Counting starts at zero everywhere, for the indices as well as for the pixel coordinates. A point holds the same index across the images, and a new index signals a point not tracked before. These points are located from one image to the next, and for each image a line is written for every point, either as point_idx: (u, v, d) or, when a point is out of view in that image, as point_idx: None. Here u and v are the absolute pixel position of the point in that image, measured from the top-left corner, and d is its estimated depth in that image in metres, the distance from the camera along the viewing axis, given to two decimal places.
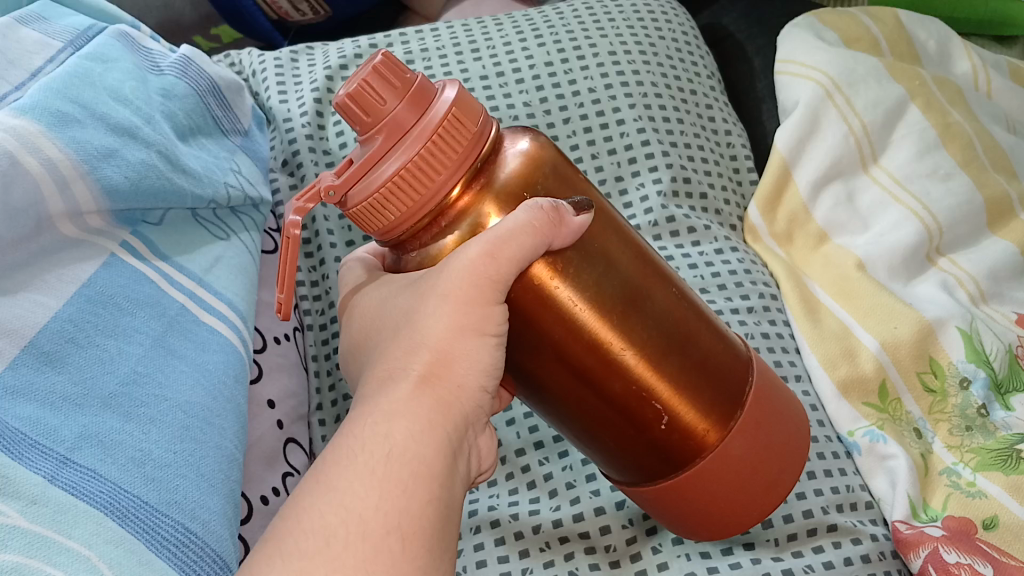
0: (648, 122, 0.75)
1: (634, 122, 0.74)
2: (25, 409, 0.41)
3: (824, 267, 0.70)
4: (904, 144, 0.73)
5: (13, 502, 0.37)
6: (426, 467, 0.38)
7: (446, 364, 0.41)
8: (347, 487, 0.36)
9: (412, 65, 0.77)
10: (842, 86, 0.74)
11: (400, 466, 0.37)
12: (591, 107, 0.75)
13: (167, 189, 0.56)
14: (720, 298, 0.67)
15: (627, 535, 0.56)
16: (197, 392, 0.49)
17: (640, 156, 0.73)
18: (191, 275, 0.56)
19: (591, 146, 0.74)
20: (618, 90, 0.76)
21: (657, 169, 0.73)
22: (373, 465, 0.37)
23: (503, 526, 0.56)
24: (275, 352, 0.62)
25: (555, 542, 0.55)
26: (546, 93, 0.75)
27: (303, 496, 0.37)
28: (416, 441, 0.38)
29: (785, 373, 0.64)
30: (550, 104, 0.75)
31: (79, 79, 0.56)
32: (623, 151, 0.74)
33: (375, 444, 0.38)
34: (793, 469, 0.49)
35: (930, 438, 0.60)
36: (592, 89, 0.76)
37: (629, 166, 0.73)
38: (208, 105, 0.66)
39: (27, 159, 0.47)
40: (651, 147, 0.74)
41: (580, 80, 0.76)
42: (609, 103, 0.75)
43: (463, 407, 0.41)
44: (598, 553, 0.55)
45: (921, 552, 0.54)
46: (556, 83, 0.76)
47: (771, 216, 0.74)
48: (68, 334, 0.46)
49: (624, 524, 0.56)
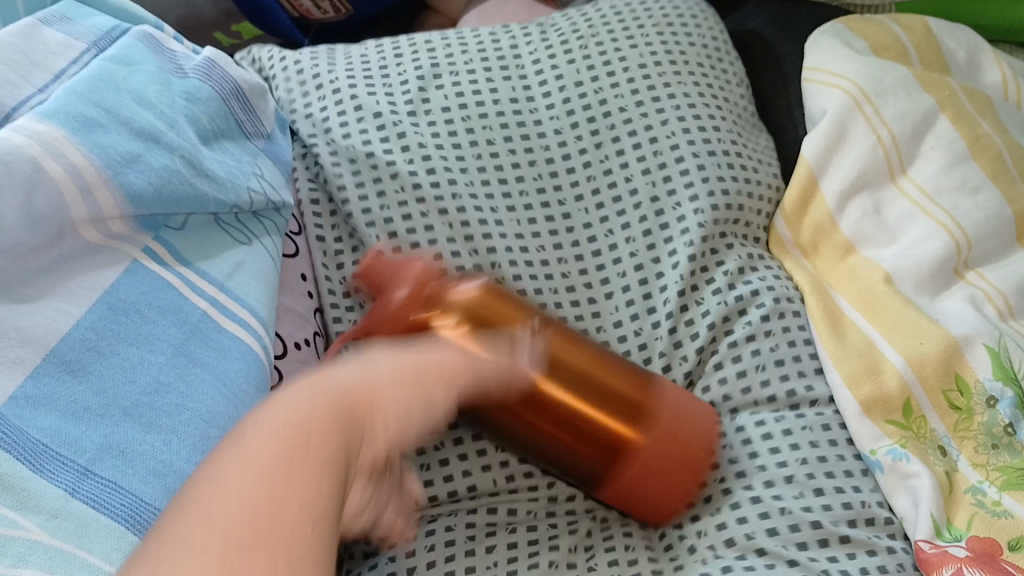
0: (682, 136, 0.74)
1: (668, 139, 0.74)
2: (46, 420, 0.42)
3: (850, 279, 0.69)
4: (933, 157, 0.71)
5: (35, 517, 0.38)
6: (313, 466, 0.32)
7: (368, 402, 0.36)
8: (228, 487, 0.30)
9: (442, 80, 0.77)
10: (870, 96, 0.73)
11: (290, 455, 0.32)
12: (623, 127, 0.75)
13: (190, 195, 0.55)
14: (744, 310, 0.66)
15: (626, 540, 0.57)
16: (218, 402, 0.48)
17: (676, 172, 0.73)
18: (213, 281, 0.56)
19: (625, 168, 0.73)
20: (650, 107, 0.76)
21: (694, 185, 0.72)
22: (254, 475, 0.31)
23: (520, 547, 0.56)
24: (296, 359, 0.62)
25: (572, 564, 0.55)
26: (576, 116, 0.76)
27: (177, 507, 0.31)
28: (325, 423, 0.34)
29: (798, 399, 0.64)
30: (581, 128, 0.76)
31: (102, 82, 0.55)
32: (657, 169, 0.73)
33: (271, 434, 0.33)
34: (700, 458, 0.57)
35: (954, 456, 0.59)
36: (623, 108, 0.76)
37: (664, 184, 0.72)
38: (232, 110, 0.65)
39: (51, 165, 0.47)
40: (685, 163, 0.73)
41: (611, 99, 0.77)
42: (641, 120, 0.75)
43: (385, 433, 0.37)
44: (613, 568, 0.55)
45: (944, 573, 0.54)
46: (587, 104, 0.76)
47: (798, 228, 0.74)
48: (90, 342, 0.46)
49: (625, 547, 0.56)
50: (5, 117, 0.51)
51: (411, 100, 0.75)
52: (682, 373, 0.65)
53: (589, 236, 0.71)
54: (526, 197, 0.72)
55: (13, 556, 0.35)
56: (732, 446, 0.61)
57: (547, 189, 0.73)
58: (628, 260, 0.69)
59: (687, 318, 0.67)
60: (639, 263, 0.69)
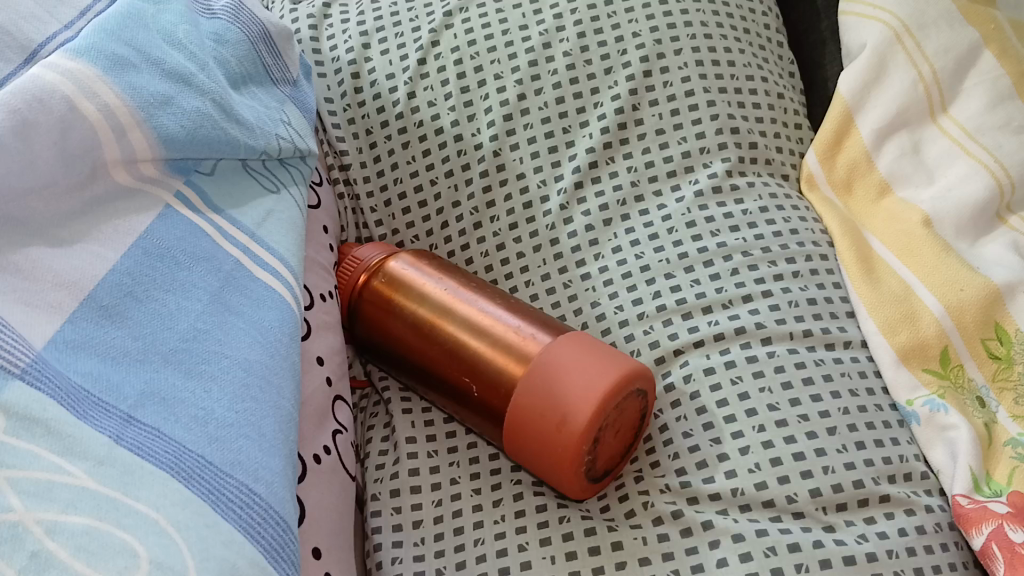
0: (696, 69, 0.70)
1: (680, 70, 0.70)
2: (86, 365, 0.41)
3: (887, 221, 0.68)
4: (975, 94, 0.70)
5: (81, 462, 0.38)
6: None
7: None
8: None
9: (463, 14, 0.73)
10: (912, 29, 0.72)
11: None
12: (635, 53, 0.70)
13: (221, 140, 0.54)
14: (781, 259, 0.64)
15: (666, 499, 0.56)
16: (256, 350, 0.47)
17: (684, 106, 0.69)
18: (244, 229, 0.54)
19: (633, 96, 0.69)
20: (664, 33, 0.71)
21: (702, 122, 0.69)
22: None
23: (549, 510, 0.56)
24: (322, 309, 0.60)
25: (603, 529, 0.55)
26: (588, 40, 0.71)
27: None
28: None
29: (833, 340, 0.61)
30: (592, 54, 0.71)
31: (132, 20, 0.54)
32: (666, 102, 0.69)
33: None
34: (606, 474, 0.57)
35: (993, 407, 0.59)
36: (637, 34, 0.71)
37: (672, 118, 0.69)
38: (260, 54, 0.62)
39: (85, 105, 0.47)
40: (696, 97, 0.69)
41: (624, 24, 0.71)
42: (654, 48, 0.70)
43: None
44: (646, 527, 0.55)
45: (983, 530, 0.53)
46: (598, 28, 0.71)
47: (830, 164, 0.71)
48: (127, 288, 0.45)
49: (663, 489, 0.56)
50: (32, 54, 0.50)
51: (419, 45, 0.72)
52: (722, 314, 0.61)
53: (614, 184, 0.67)
54: (547, 139, 0.69)
55: (61, 503, 0.36)
56: (771, 392, 0.58)
57: (568, 131, 0.69)
58: (657, 212, 0.66)
59: (722, 271, 0.63)
60: (667, 214, 0.66)
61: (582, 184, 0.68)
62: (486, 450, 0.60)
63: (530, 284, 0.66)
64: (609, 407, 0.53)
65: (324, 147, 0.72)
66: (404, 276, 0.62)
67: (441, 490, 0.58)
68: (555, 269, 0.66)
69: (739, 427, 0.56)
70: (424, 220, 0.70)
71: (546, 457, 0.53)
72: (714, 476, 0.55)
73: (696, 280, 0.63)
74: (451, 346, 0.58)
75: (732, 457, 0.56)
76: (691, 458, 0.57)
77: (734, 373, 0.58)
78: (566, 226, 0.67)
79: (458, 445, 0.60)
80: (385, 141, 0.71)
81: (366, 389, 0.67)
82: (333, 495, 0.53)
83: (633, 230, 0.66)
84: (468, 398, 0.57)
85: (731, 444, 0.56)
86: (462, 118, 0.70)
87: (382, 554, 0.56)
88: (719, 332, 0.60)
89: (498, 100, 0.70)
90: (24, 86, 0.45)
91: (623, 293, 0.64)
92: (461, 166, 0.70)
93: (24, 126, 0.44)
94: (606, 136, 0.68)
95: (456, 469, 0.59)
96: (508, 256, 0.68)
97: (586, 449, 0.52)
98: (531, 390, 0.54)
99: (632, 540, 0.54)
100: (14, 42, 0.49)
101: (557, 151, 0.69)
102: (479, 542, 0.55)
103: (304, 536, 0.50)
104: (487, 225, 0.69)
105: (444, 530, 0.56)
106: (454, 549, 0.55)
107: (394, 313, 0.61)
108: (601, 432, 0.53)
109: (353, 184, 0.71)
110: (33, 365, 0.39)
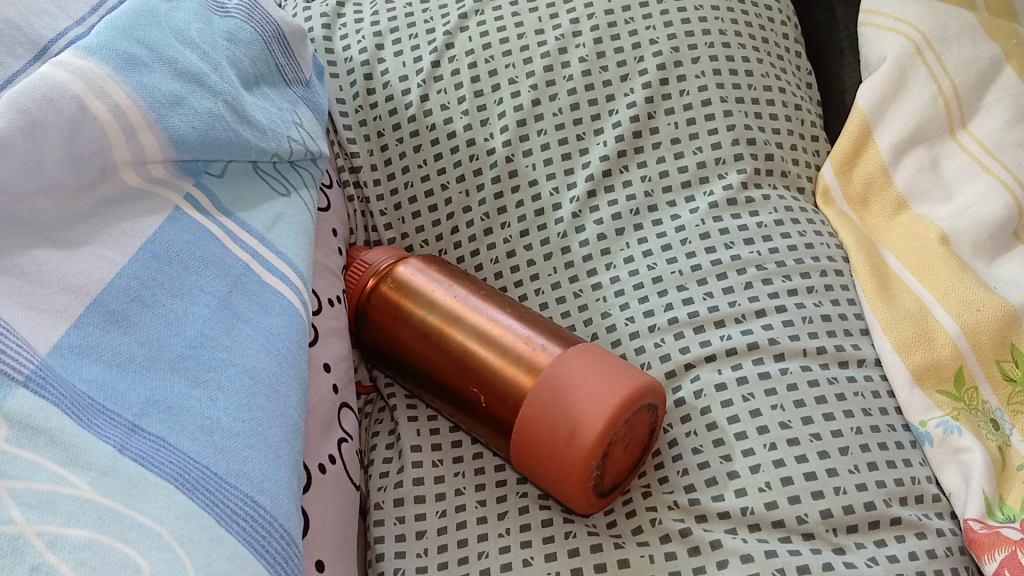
0: (713, 78, 0.69)
1: (697, 79, 0.69)
2: (92, 372, 0.41)
3: (902, 239, 0.67)
4: (995, 110, 0.70)
5: (83, 474, 0.37)
6: None
7: None
8: None
9: (481, 15, 0.72)
10: (933, 42, 0.72)
11: None
12: (652, 60, 0.69)
13: (231, 141, 0.53)
14: (796, 273, 0.63)
15: (674, 516, 0.55)
16: (263, 357, 0.47)
17: (700, 116, 0.68)
18: (254, 233, 0.53)
19: (649, 104, 0.68)
20: (681, 41, 0.70)
21: (718, 132, 0.68)
22: None
23: (555, 525, 0.56)
24: (330, 315, 0.59)
25: (610, 546, 0.54)
26: (604, 46, 0.70)
27: None
28: None
29: (847, 358, 0.60)
30: (608, 60, 0.70)
31: (144, 18, 0.53)
32: (681, 111, 0.68)
33: None
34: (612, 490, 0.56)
35: (1008, 430, 0.58)
36: (654, 41, 0.70)
37: (687, 128, 0.68)
38: (273, 54, 0.61)
39: (96, 105, 0.46)
40: (712, 107, 0.68)
41: (641, 31, 0.70)
42: (671, 55, 0.69)
43: None
44: (653, 544, 0.54)
45: (997, 556, 0.52)
46: (615, 35, 0.70)
47: (846, 178, 0.70)
48: (134, 292, 0.45)
49: (670, 505, 0.55)
50: (42, 50, 0.49)
51: (434, 47, 0.71)
52: (735, 328, 0.61)
53: (628, 193, 0.66)
54: (560, 146, 0.68)
55: (63, 515, 0.35)
56: (783, 409, 0.57)
57: (582, 138, 0.68)
58: (670, 222, 0.65)
59: (736, 284, 0.62)
60: (680, 225, 0.65)
61: (595, 193, 0.67)
62: (492, 461, 0.60)
63: (540, 292, 0.66)
64: (621, 421, 0.52)
65: (335, 149, 0.71)
66: (413, 282, 0.61)
67: (446, 500, 0.57)
68: (566, 278, 0.65)
69: (750, 445, 0.56)
70: (434, 225, 0.69)
71: (555, 471, 0.53)
72: (723, 493, 0.55)
73: (709, 293, 0.62)
74: (459, 355, 0.57)
75: (742, 475, 0.55)
76: (700, 475, 0.56)
77: (745, 389, 0.58)
78: (578, 234, 0.66)
79: (463, 455, 0.60)
80: (396, 144, 0.70)
81: (371, 395, 0.66)
82: (336, 505, 0.53)
83: (645, 240, 0.65)
84: (474, 408, 0.56)
85: (741, 461, 0.55)
86: (474, 123, 0.69)
87: (384, 564, 0.55)
88: (730, 347, 0.59)
89: (511, 104, 0.69)
90: (32, 85, 0.44)
91: (635, 304, 0.63)
92: (473, 171, 0.69)
93: (35, 126, 0.43)
94: (620, 144, 0.67)
95: (461, 479, 0.58)
96: (518, 263, 0.67)
97: (595, 464, 0.52)
98: (540, 402, 0.53)
99: (639, 558, 0.54)
100: (25, 37, 0.49)
101: (570, 158, 0.68)
102: (483, 555, 0.55)
103: (308, 548, 0.49)
104: (497, 231, 0.68)
105: (448, 542, 0.55)
106: (458, 561, 0.55)
107: (403, 319, 0.60)
108: (611, 447, 0.52)
109: (362, 187, 0.71)
110: (36, 371, 0.38)
